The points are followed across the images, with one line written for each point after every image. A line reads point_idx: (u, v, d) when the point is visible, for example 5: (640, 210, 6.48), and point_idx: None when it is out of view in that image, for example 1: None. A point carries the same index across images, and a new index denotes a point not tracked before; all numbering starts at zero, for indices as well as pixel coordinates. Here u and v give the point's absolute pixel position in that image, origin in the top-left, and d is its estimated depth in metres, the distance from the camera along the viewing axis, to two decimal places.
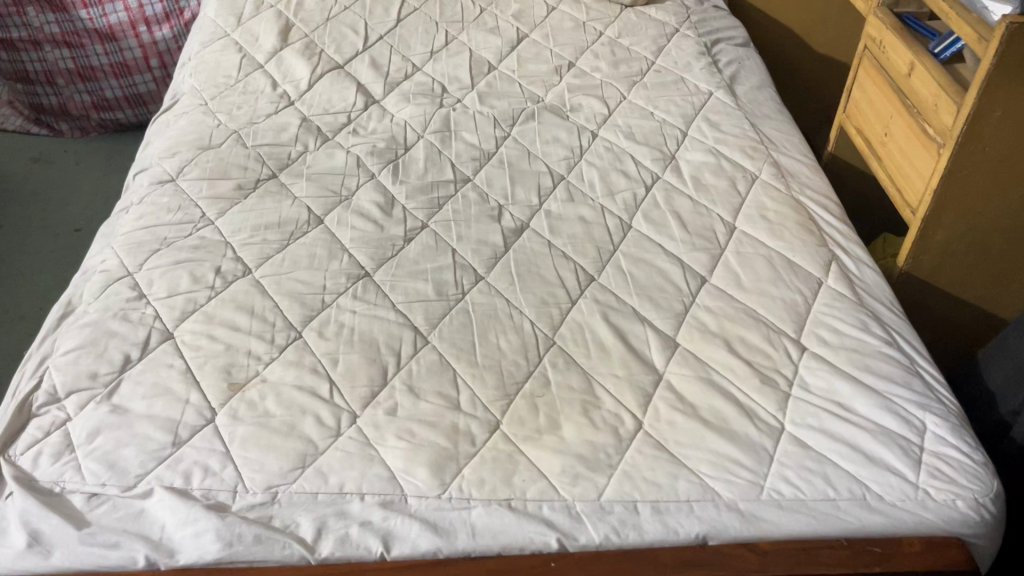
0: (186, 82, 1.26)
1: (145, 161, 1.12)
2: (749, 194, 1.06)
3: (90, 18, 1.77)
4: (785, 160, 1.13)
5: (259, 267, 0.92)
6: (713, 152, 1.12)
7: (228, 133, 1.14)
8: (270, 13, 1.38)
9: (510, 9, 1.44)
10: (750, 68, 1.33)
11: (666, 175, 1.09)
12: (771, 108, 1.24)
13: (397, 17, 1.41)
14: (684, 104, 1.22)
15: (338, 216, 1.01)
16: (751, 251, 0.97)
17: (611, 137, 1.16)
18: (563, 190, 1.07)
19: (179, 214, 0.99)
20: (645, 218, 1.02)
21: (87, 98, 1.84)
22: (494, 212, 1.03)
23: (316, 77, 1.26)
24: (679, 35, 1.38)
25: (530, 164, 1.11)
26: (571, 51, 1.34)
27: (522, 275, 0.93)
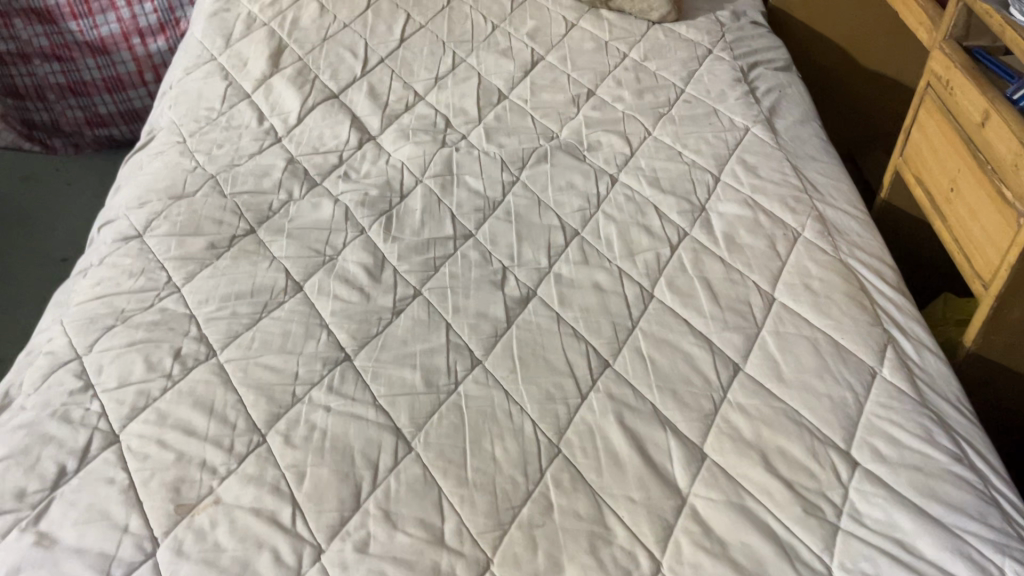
0: (165, 115, 1.14)
1: (112, 210, 1.01)
2: (791, 256, 0.92)
3: (81, 31, 1.65)
4: (833, 212, 0.99)
5: (225, 348, 0.81)
6: (748, 203, 0.99)
7: (205, 178, 1.02)
8: (262, 33, 1.27)
9: (525, 27, 1.31)
10: (793, 97, 1.18)
11: (694, 231, 0.96)
12: (817, 146, 1.10)
13: (401, 36, 1.29)
14: (717, 142, 1.08)
15: (319, 282, 0.89)
16: (792, 331, 0.83)
17: (633, 183, 1.03)
18: (576, 249, 0.94)
19: (141, 280, 0.88)
20: (670, 286, 0.89)
21: (80, 114, 1.74)
22: (496, 277, 0.91)
23: (308, 109, 1.14)
24: (712, 58, 1.24)
25: (540, 216, 0.99)
26: (590, 77, 1.21)
27: (526, 361, 0.80)
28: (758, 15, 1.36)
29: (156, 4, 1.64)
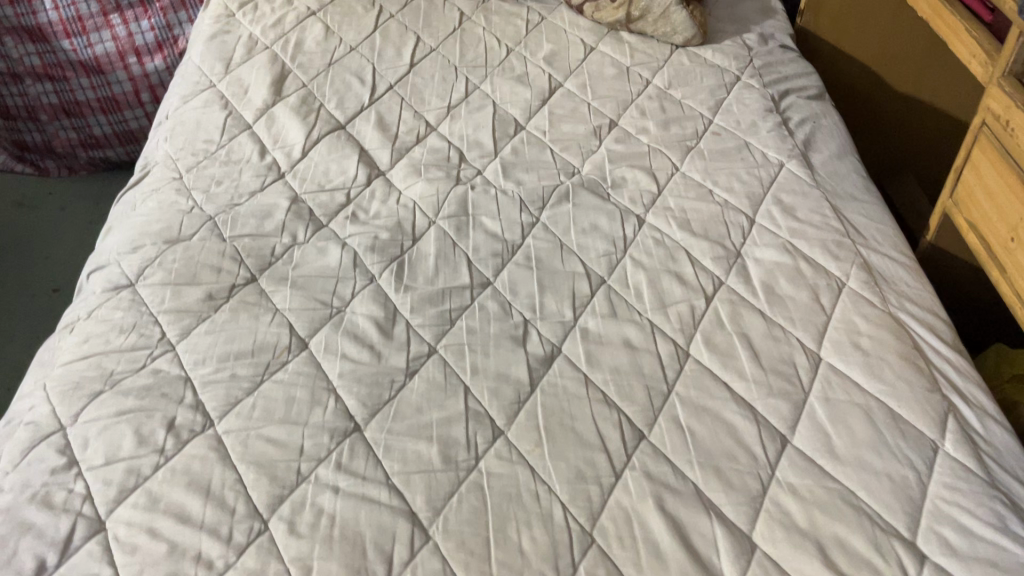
0: (160, 148, 1.07)
1: (102, 254, 0.94)
2: (836, 310, 0.85)
3: (74, 50, 1.57)
4: (878, 258, 0.92)
5: (223, 417, 0.74)
6: (788, 249, 0.92)
7: (202, 219, 0.95)
8: (264, 57, 1.21)
9: (542, 50, 1.25)
10: (828, 129, 1.11)
11: (730, 280, 0.89)
12: (857, 183, 1.03)
13: (411, 60, 1.22)
14: (750, 179, 1.01)
15: (325, 338, 0.82)
16: (843, 398, 0.76)
17: (662, 225, 0.96)
18: (603, 300, 0.87)
19: (133, 336, 0.81)
20: (706, 343, 0.82)
21: (74, 135, 1.66)
22: (517, 331, 0.84)
23: (312, 141, 1.07)
24: (741, 85, 1.17)
25: (563, 262, 0.92)
26: (612, 106, 1.14)
27: (553, 432, 0.74)
28: (786, 38, 1.29)
29: (153, 22, 1.56)
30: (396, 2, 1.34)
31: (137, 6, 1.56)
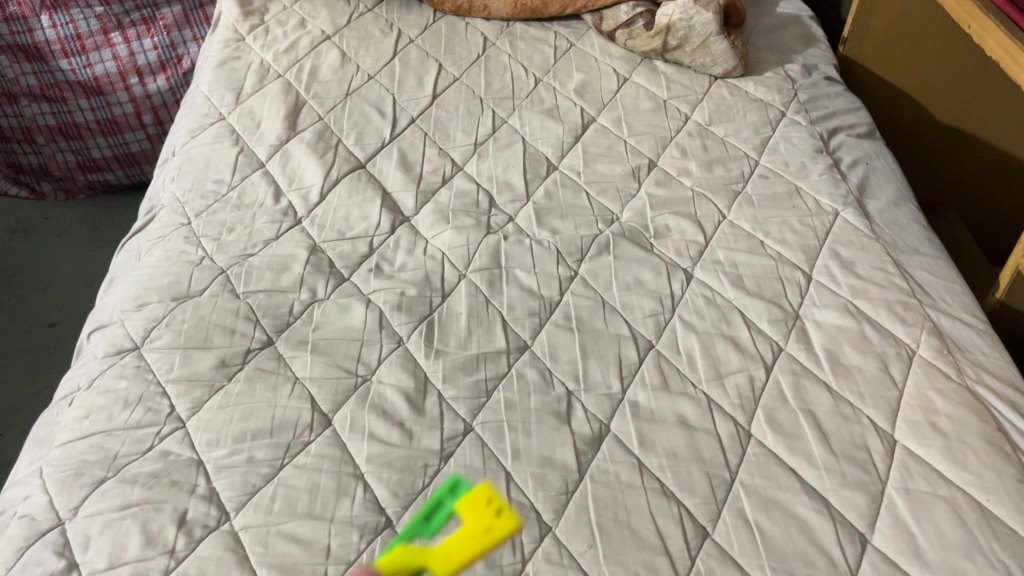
0: (167, 189, 1.00)
1: (104, 312, 0.86)
2: (908, 383, 0.78)
3: (73, 70, 1.47)
4: (948, 321, 0.85)
5: (240, 509, 0.67)
6: (850, 311, 0.85)
7: (213, 272, 0.88)
8: (277, 87, 1.13)
9: (572, 81, 1.17)
10: (882, 172, 1.04)
11: (790, 347, 0.82)
12: (917, 233, 0.96)
13: (433, 91, 1.15)
14: (804, 229, 0.94)
15: (350, 414, 0.74)
16: (924, 491, 0.69)
17: (712, 282, 0.88)
18: (653, 369, 0.80)
19: (138, 411, 0.74)
20: (770, 422, 0.75)
21: (71, 158, 1.58)
22: (560, 406, 0.76)
23: (331, 183, 0.99)
24: (787, 122, 1.09)
25: (607, 323, 0.84)
26: (651, 144, 1.06)
27: (607, 529, 0.66)
28: (831, 68, 1.22)
29: (156, 40, 1.48)
30: (415, 27, 1.27)
31: (139, 25, 1.47)
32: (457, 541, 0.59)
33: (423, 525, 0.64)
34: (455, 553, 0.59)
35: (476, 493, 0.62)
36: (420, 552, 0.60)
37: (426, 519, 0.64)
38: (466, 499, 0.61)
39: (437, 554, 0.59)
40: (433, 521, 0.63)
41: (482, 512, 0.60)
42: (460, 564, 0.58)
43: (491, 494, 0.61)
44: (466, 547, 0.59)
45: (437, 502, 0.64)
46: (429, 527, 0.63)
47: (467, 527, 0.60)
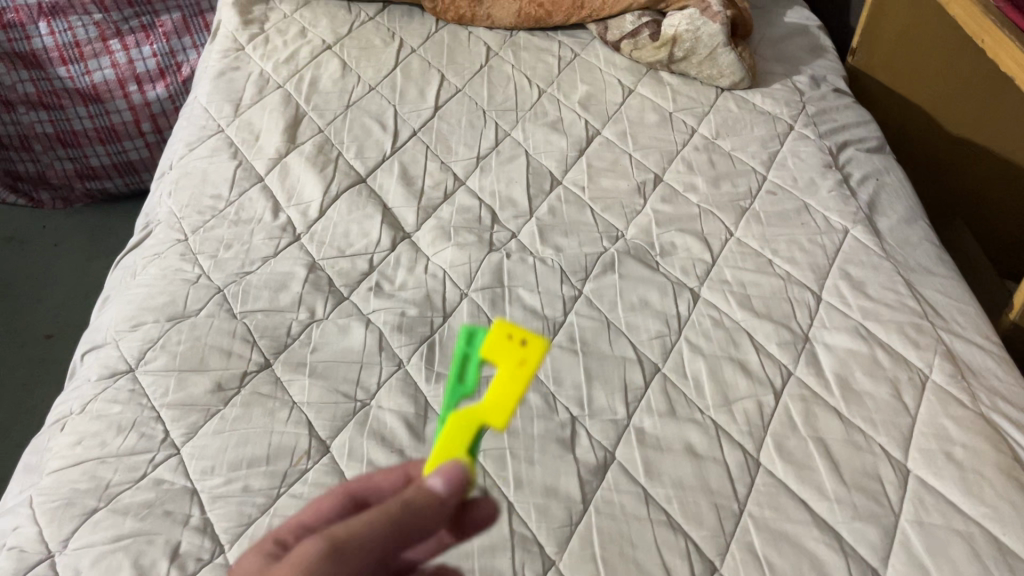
0: (163, 204, 0.98)
1: (98, 332, 0.84)
2: (921, 410, 0.76)
3: (71, 77, 1.45)
4: (961, 344, 0.83)
5: (235, 542, 0.65)
6: (861, 334, 0.83)
7: (210, 291, 0.86)
8: (277, 98, 1.11)
9: (576, 92, 1.15)
10: (893, 188, 1.02)
11: (800, 371, 0.80)
12: (929, 252, 0.94)
13: (435, 103, 1.13)
14: (813, 248, 0.92)
15: (349, 441, 0.73)
16: (938, 524, 0.68)
17: (719, 302, 0.87)
18: (659, 393, 0.78)
19: (131, 437, 0.72)
20: (779, 451, 0.73)
21: (69, 166, 1.56)
22: (564, 433, 0.74)
23: (331, 198, 0.98)
24: (795, 136, 1.07)
25: (612, 346, 0.82)
26: (656, 158, 1.04)
27: (612, 564, 0.65)
28: (839, 80, 1.20)
29: (155, 47, 1.47)
30: (417, 36, 1.25)
31: (138, 31, 1.46)
32: (500, 388, 0.55)
33: (460, 386, 0.61)
34: (501, 401, 0.55)
35: (494, 333, 0.57)
36: (466, 413, 0.55)
37: (457, 377, 0.61)
38: (488, 343, 0.57)
39: (483, 406, 0.55)
40: (467, 377, 0.61)
41: (507, 349, 0.56)
42: (513, 405, 0.54)
43: (509, 329, 0.57)
44: (509, 390, 0.55)
45: (460, 359, 0.61)
46: (467, 385, 0.61)
47: (503, 369, 0.56)
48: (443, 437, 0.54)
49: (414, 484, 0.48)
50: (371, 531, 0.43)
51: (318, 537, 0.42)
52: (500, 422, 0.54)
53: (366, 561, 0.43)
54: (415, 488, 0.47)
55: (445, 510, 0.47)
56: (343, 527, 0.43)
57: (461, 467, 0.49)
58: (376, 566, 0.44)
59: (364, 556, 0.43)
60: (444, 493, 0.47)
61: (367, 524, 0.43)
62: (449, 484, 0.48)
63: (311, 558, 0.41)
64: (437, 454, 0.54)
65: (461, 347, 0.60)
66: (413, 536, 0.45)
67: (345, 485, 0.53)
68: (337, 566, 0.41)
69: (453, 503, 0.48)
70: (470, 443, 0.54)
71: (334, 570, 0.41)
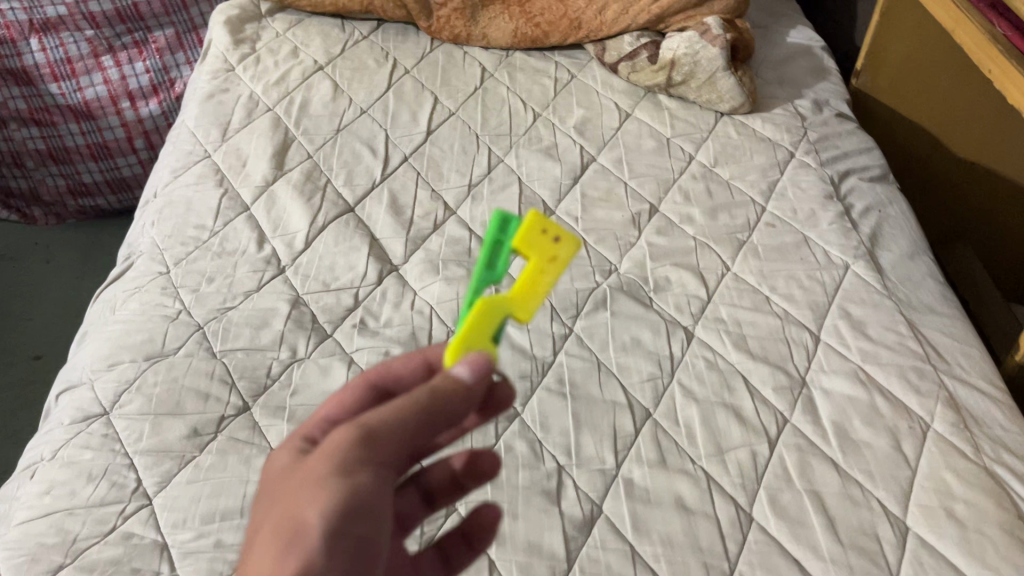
0: (146, 234, 0.96)
1: (75, 371, 0.83)
2: (922, 463, 0.74)
3: (63, 94, 1.43)
4: (965, 390, 0.80)
5: None
6: (861, 379, 0.80)
7: (190, 328, 0.84)
8: (266, 122, 1.09)
9: (572, 116, 1.12)
10: (896, 220, 0.99)
11: (796, 418, 0.77)
12: (933, 289, 0.91)
13: (427, 127, 1.10)
14: (812, 285, 0.89)
15: None
16: None
17: (714, 343, 0.84)
18: (650, 442, 0.75)
19: (101, 487, 0.71)
20: (772, 506, 0.71)
21: (62, 182, 1.54)
22: (549, 484, 0.72)
23: (317, 228, 0.95)
24: (797, 164, 1.04)
25: (601, 388, 0.80)
26: (652, 187, 1.02)
27: None
28: (843, 104, 1.17)
29: (148, 63, 1.44)
30: (411, 56, 1.23)
31: (131, 47, 1.43)
32: (530, 283, 0.55)
33: (484, 274, 0.56)
34: (529, 293, 0.55)
35: (529, 224, 0.55)
36: (492, 302, 0.54)
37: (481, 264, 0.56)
38: (523, 236, 0.55)
39: (511, 298, 0.55)
40: (492, 266, 0.56)
41: (540, 245, 0.55)
42: (541, 300, 0.55)
43: (542, 221, 0.55)
44: (539, 285, 0.55)
45: (489, 244, 0.56)
46: (489, 272, 0.57)
47: (535, 264, 0.55)
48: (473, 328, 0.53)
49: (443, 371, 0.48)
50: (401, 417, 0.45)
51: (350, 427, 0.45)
52: (527, 314, 0.55)
53: (399, 445, 0.45)
54: (443, 376, 0.47)
55: (472, 395, 0.48)
56: (373, 414, 0.45)
57: (486, 360, 0.49)
58: (412, 447, 0.46)
59: (397, 444, 0.45)
60: (471, 383, 0.48)
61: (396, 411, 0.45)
62: (474, 372, 0.48)
63: (344, 445, 0.43)
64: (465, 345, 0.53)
65: (491, 232, 0.56)
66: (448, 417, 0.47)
67: (366, 375, 0.55)
68: (370, 454, 0.43)
69: (479, 390, 0.48)
70: (495, 331, 0.54)
71: (368, 456, 0.43)
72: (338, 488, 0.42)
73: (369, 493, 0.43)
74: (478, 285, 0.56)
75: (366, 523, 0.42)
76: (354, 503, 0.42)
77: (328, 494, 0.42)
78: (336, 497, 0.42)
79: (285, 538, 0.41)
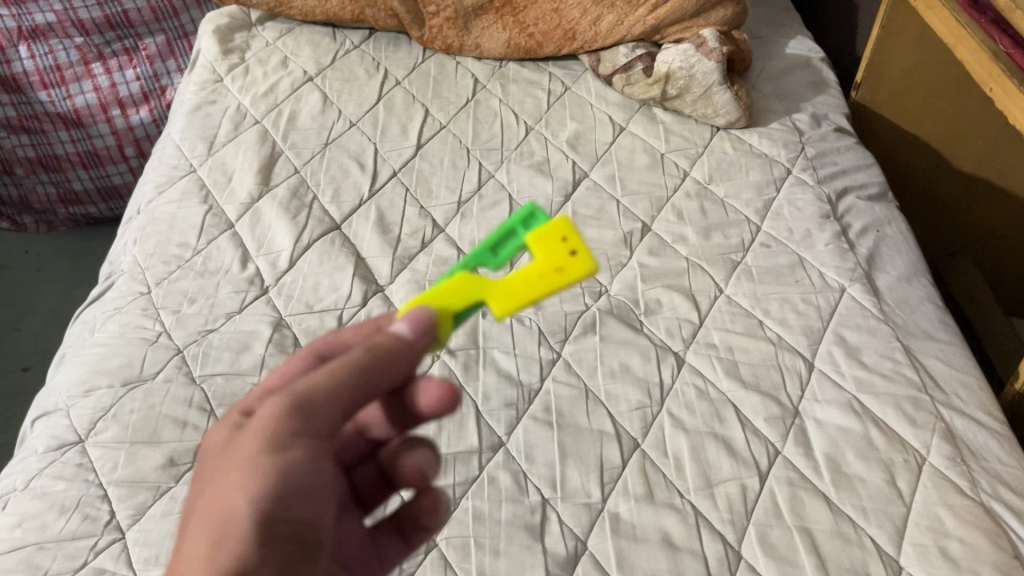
0: (129, 252, 0.94)
1: (52, 395, 0.81)
2: (917, 499, 0.72)
3: (52, 101, 1.41)
4: (962, 422, 0.78)
5: None
6: (855, 410, 0.78)
7: (169, 352, 0.82)
8: (252, 136, 1.07)
9: (565, 131, 1.10)
10: (894, 241, 0.97)
11: (788, 451, 0.75)
12: (930, 314, 0.89)
13: (417, 141, 1.08)
14: (807, 309, 0.87)
15: None
16: None
17: (705, 369, 0.82)
18: (638, 474, 0.73)
19: (74, 520, 0.69)
20: (762, 543, 0.69)
21: (53, 191, 1.53)
22: (533, 518, 0.70)
23: (302, 247, 0.93)
24: (793, 182, 1.02)
25: (589, 417, 0.77)
26: (646, 205, 0.99)
27: None
28: (842, 118, 1.14)
29: (138, 71, 1.42)
30: (403, 67, 1.20)
31: (121, 54, 1.41)
32: (523, 279, 0.56)
33: (489, 255, 0.60)
34: (516, 290, 0.56)
35: (553, 227, 0.57)
36: (471, 284, 0.56)
37: (491, 246, 0.60)
38: (541, 234, 0.57)
39: (494, 288, 0.56)
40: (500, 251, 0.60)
41: (557, 250, 0.56)
42: (523, 303, 0.55)
43: (567, 230, 0.57)
44: (532, 289, 0.55)
45: (507, 231, 0.60)
46: (495, 257, 0.60)
47: (536, 262, 0.56)
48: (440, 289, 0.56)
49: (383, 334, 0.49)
50: (332, 386, 0.44)
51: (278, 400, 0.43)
52: (501, 313, 0.55)
53: (333, 412, 0.44)
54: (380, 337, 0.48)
55: (412, 350, 0.49)
56: (305, 384, 0.44)
57: (428, 321, 0.50)
58: (346, 416, 0.45)
59: (330, 413, 0.44)
60: (413, 338, 0.49)
61: (327, 380, 0.44)
62: (416, 329, 0.50)
63: (275, 418, 0.42)
64: (424, 301, 0.56)
65: (513, 219, 0.60)
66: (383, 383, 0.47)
67: (313, 345, 0.54)
68: (301, 425, 0.43)
69: (422, 346, 0.50)
70: (456, 310, 0.56)
71: (301, 427, 0.42)
72: (271, 465, 0.41)
73: (304, 468, 0.42)
74: (478, 263, 0.60)
75: (304, 499, 0.41)
76: (287, 479, 0.41)
77: (260, 472, 0.40)
78: (268, 475, 0.40)
79: (215, 523, 0.40)
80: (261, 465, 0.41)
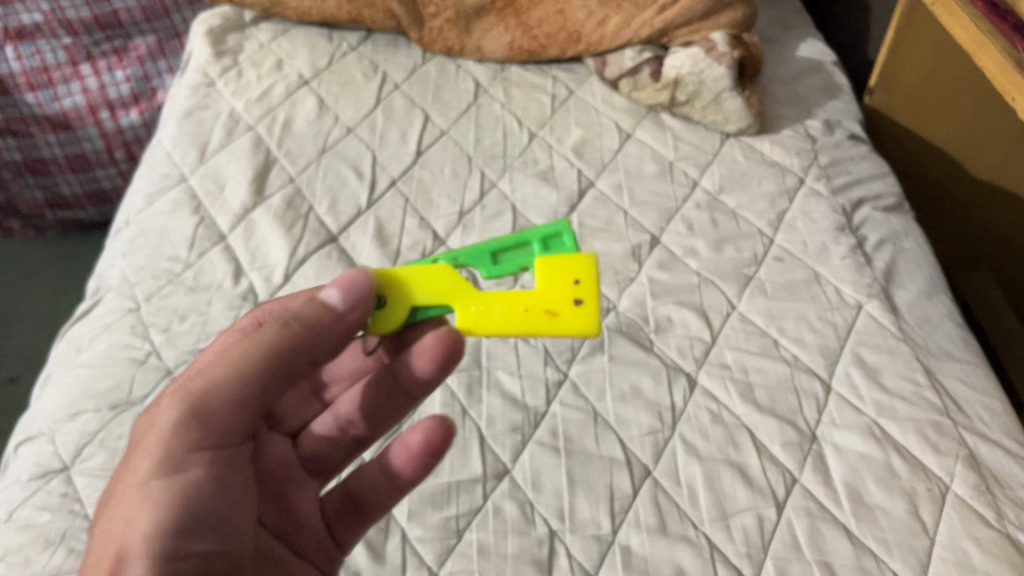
0: (118, 266, 0.91)
1: (36, 417, 0.78)
2: (941, 531, 0.69)
3: (40, 104, 1.37)
4: (986, 447, 0.75)
5: None
6: (876, 436, 0.75)
7: (159, 372, 0.79)
8: (246, 143, 1.03)
9: (570, 137, 1.06)
10: (912, 254, 0.94)
11: (807, 479, 0.72)
12: (950, 333, 0.86)
13: (417, 148, 1.04)
14: (824, 328, 0.84)
15: None
16: None
17: (718, 392, 0.78)
18: (650, 504, 0.70)
19: (59, 554, 0.66)
20: None
21: (40, 195, 1.48)
22: (540, 552, 0.67)
23: (297, 260, 0.90)
24: (807, 192, 0.99)
25: (598, 443, 0.74)
26: (654, 216, 0.96)
27: None
28: (856, 125, 1.11)
29: (128, 72, 1.38)
30: (402, 70, 1.16)
31: (110, 55, 1.37)
32: (507, 300, 0.58)
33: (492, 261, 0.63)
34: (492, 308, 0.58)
35: (564, 259, 0.59)
36: (452, 286, 0.59)
37: (494, 252, 0.63)
38: (551, 263, 0.59)
39: (473, 300, 0.59)
40: (501, 261, 0.63)
41: (559, 285, 0.58)
42: (491, 327, 0.58)
43: (584, 272, 0.58)
44: (513, 318, 0.57)
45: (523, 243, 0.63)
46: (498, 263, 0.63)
47: (536, 295, 0.58)
48: (421, 275, 0.59)
49: (310, 302, 0.52)
50: (226, 388, 0.48)
51: (176, 407, 0.48)
52: (464, 326, 0.58)
53: (234, 409, 0.48)
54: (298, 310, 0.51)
55: (338, 320, 0.52)
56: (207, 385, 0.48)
57: (364, 291, 0.53)
58: (251, 412, 0.49)
59: (227, 413, 0.48)
60: (341, 307, 0.52)
61: (221, 382, 0.48)
62: (346, 299, 0.52)
63: (171, 431, 0.47)
64: (404, 282, 0.59)
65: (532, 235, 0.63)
66: (300, 362, 0.50)
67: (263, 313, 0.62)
68: (197, 433, 0.47)
69: (352, 316, 0.53)
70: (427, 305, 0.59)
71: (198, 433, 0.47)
72: (162, 485, 0.46)
73: (196, 480, 0.47)
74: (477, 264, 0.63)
75: (204, 514, 0.46)
76: (179, 491, 0.46)
77: (152, 494, 0.45)
78: (161, 500, 0.45)
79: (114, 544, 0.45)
80: (153, 488, 0.46)
